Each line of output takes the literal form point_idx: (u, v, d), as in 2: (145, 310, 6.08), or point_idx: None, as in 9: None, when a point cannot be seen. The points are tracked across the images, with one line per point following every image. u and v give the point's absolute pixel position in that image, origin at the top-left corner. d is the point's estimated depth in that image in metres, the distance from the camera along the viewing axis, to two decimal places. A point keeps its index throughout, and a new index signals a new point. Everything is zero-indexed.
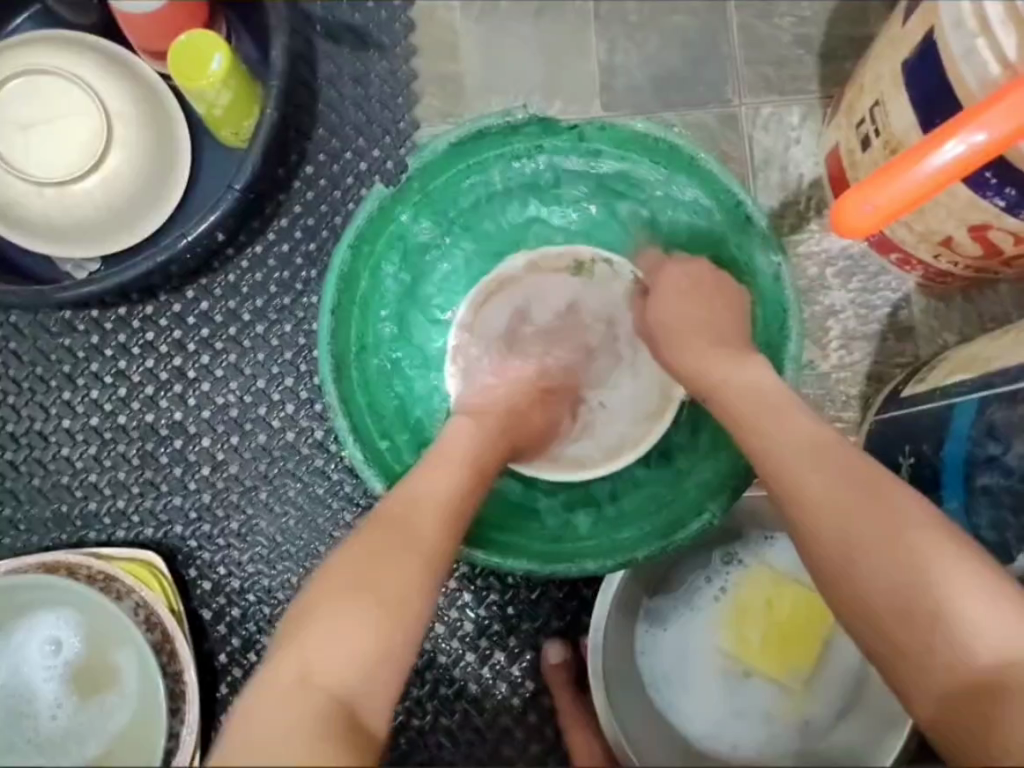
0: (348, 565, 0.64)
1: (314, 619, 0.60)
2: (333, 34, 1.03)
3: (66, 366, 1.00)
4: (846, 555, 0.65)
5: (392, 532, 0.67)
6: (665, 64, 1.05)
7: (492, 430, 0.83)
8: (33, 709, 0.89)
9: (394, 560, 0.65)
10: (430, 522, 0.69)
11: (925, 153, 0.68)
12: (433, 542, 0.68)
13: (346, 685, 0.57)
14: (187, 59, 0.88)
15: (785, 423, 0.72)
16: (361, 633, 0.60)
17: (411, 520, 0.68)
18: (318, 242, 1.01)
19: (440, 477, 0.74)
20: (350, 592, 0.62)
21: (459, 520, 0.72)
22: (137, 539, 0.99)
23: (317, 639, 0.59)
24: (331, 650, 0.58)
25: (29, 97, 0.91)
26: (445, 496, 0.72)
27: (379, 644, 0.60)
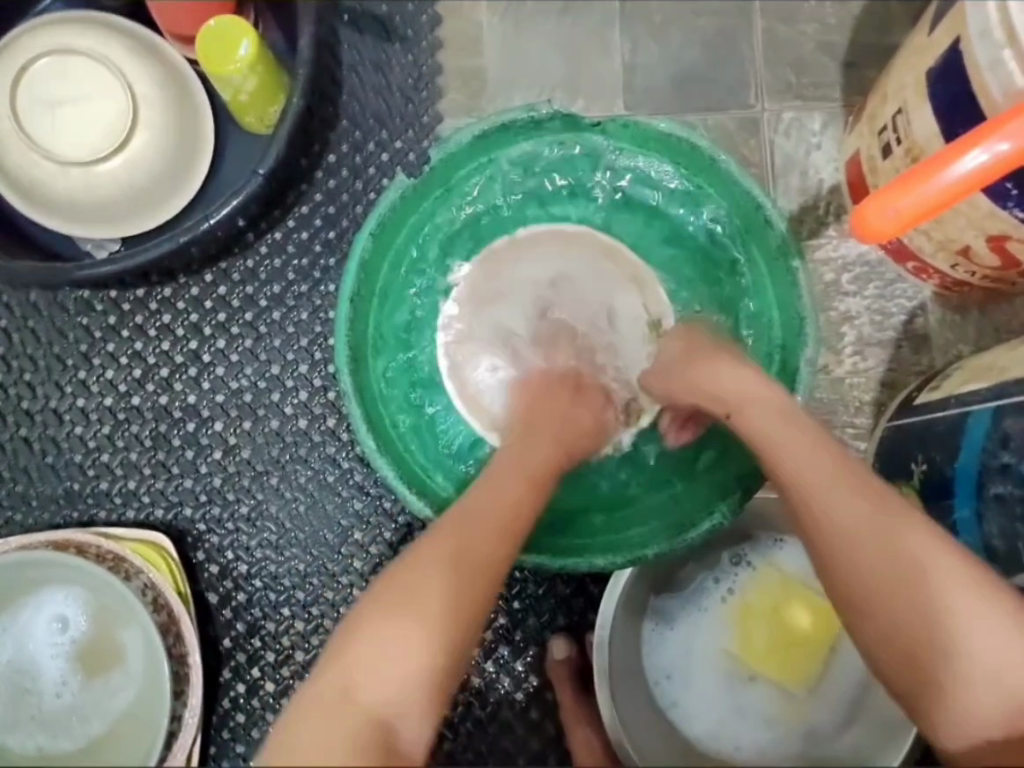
0: (401, 582, 0.63)
1: (364, 639, 0.60)
2: (359, 26, 1.03)
3: (82, 345, 1.00)
4: (891, 605, 0.65)
5: (450, 551, 0.65)
6: (688, 65, 1.06)
7: (544, 443, 0.80)
8: (36, 687, 0.90)
9: (449, 579, 0.63)
10: (491, 541, 0.67)
11: (949, 160, 0.68)
12: (493, 563, 0.66)
13: (388, 707, 0.58)
14: (215, 43, 0.88)
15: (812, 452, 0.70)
16: (398, 656, 0.60)
17: (471, 539, 0.66)
18: (337, 230, 1.02)
19: (498, 490, 0.72)
20: (401, 610, 0.61)
21: (518, 534, 0.70)
22: (146, 520, 0.99)
23: (362, 657, 0.59)
24: (375, 671, 0.59)
25: (55, 76, 0.91)
26: (505, 511, 0.70)
27: (420, 667, 0.60)
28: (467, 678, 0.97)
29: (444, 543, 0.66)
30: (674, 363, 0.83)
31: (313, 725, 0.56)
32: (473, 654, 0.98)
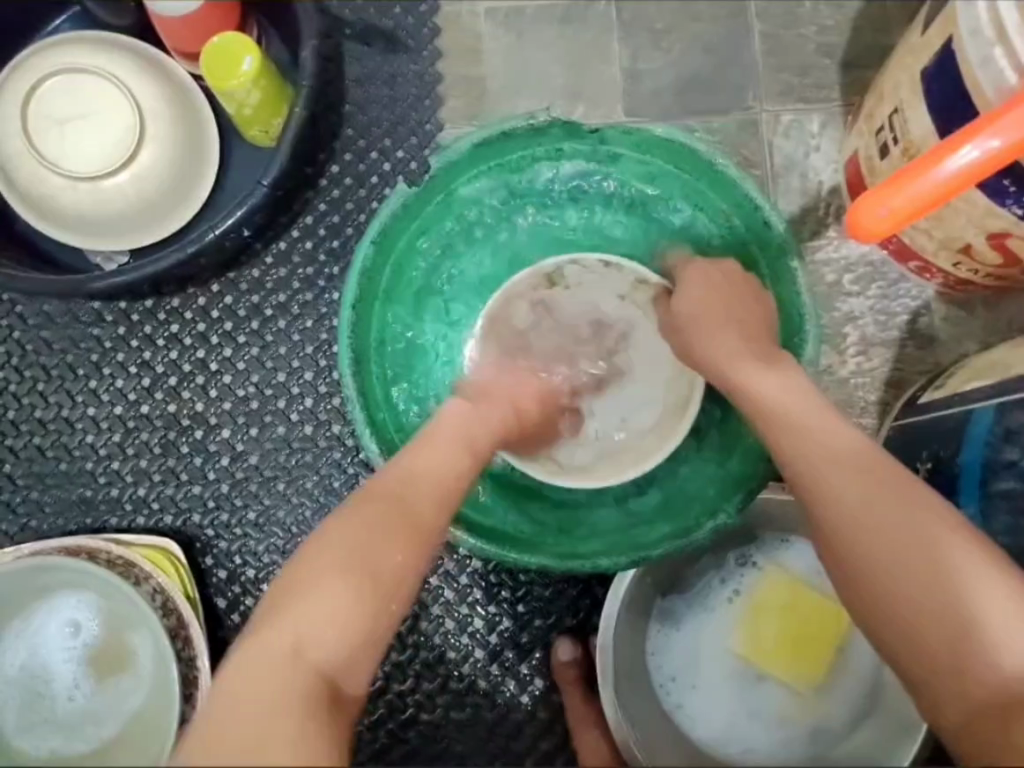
0: (338, 540, 0.64)
1: (296, 593, 0.60)
2: (360, 38, 1.05)
3: (94, 355, 1.02)
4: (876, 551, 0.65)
5: (383, 510, 0.67)
6: (686, 70, 1.07)
7: (491, 411, 0.82)
8: (49, 690, 0.91)
9: (383, 537, 0.65)
10: (423, 499, 0.69)
11: (941, 157, 0.69)
12: (428, 519, 0.68)
13: (326, 654, 0.58)
14: (219, 60, 0.90)
15: (831, 432, 0.70)
16: (338, 608, 0.60)
17: (402, 495, 0.68)
18: (342, 239, 1.03)
19: (431, 452, 0.74)
20: (335, 564, 0.62)
21: (455, 496, 0.72)
22: (156, 527, 1.01)
23: (300, 615, 0.59)
24: (315, 628, 0.59)
25: (64, 93, 0.93)
26: (440, 473, 0.72)
27: (363, 620, 0.61)
28: (473, 681, 0.98)
29: (379, 504, 0.67)
30: (694, 329, 0.85)
31: (248, 675, 0.55)
32: (479, 658, 0.98)
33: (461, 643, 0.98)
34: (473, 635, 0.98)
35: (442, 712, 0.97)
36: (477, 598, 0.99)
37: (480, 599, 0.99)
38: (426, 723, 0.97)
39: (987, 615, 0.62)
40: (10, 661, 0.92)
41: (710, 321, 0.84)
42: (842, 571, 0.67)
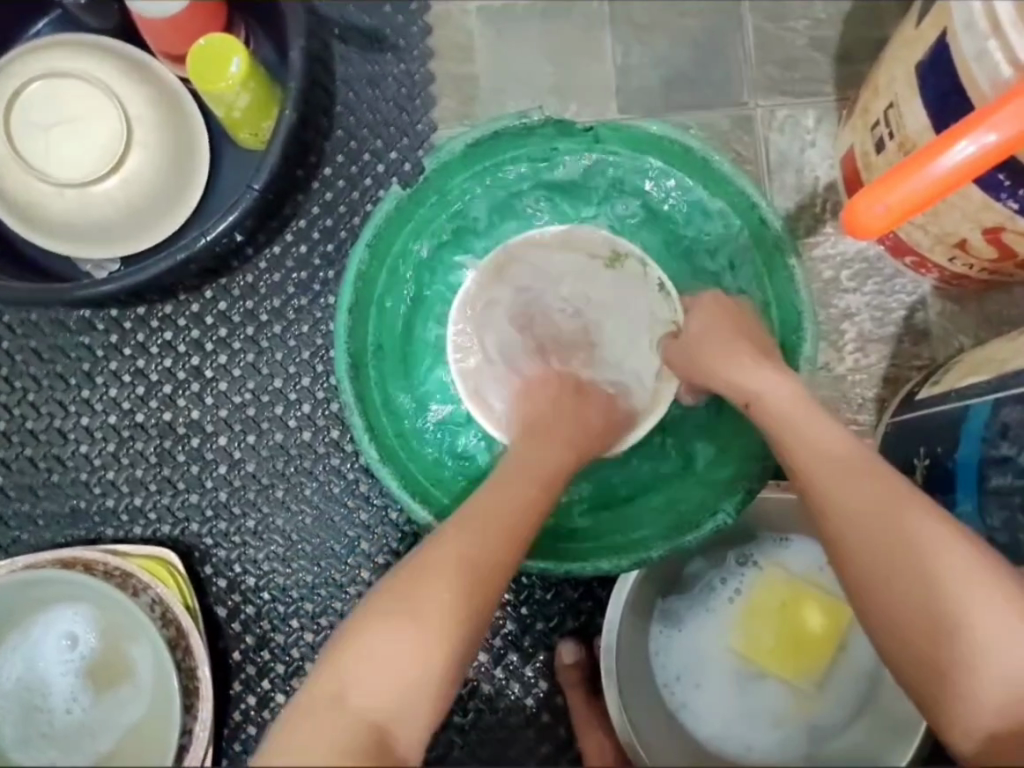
0: (397, 589, 0.64)
1: (361, 641, 0.61)
2: (349, 38, 1.04)
3: (85, 364, 1.01)
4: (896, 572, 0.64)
5: (446, 557, 0.66)
6: (680, 66, 1.06)
7: (558, 446, 0.81)
8: (47, 703, 0.90)
9: (443, 581, 0.64)
10: (489, 542, 0.68)
11: (937, 153, 0.68)
12: (492, 566, 0.67)
13: (387, 706, 0.58)
14: (205, 61, 0.89)
15: (818, 432, 0.71)
16: (397, 654, 0.60)
17: (466, 537, 0.67)
18: (335, 243, 1.02)
19: (495, 497, 0.73)
20: (397, 609, 0.62)
21: (523, 540, 0.71)
22: (154, 536, 0.99)
23: (358, 660, 0.60)
24: (373, 674, 0.59)
25: (49, 97, 0.92)
26: (509, 516, 0.71)
27: (424, 672, 0.60)
28: (476, 685, 0.98)
29: (440, 546, 0.67)
30: (692, 344, 0.86)
31: (308, 727, 0.56)
32: (482, 661, 0.98)
33: None
34: None
35: (445, 717, 0.97)
36: None
37: None
38: (430, 727, 0.97)
39: (992, 639, 0.62)
40: (8, 675, 0.91)
41: (720, 343, 0.83)
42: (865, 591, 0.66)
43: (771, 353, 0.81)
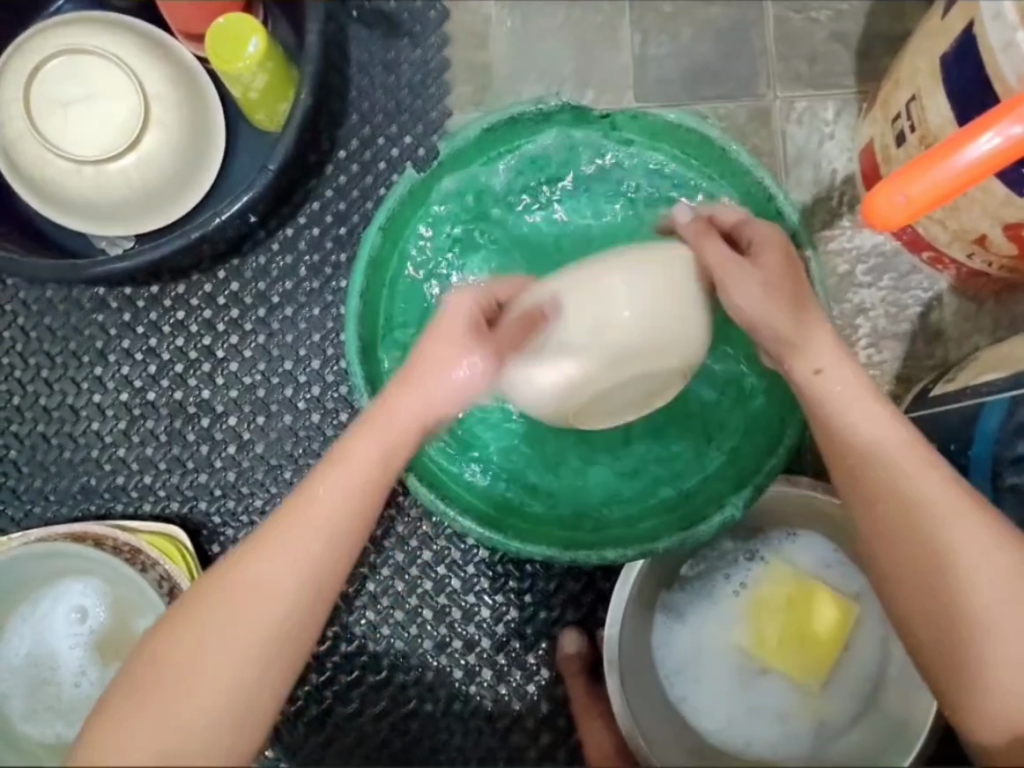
0: (167, 644, 0.61)
1: (135, 690, 0.60)
2: (367, 20, 1.03)
3: (98, 342, 1.02)
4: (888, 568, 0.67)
5: (234, 591, 0.62)
6: (699, 55, 1.05)
7: (393, 422, 0.67)
8: (56, 676, 0.92)
9: (235, 619, 0.61)
10: (280, 572, 0.62)
11: (958, 147, 0.67)
12: (282, 594, 0.62)
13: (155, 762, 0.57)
14: (223, 41, 0.89)
15: (875, 431, 0.68)
16: (166, 704, 0.58)
17: (264, 563, 0.63)
18: (348, 227, 1.02)
19: (308, 498, 0.65)
20: (177, 652, 0.60)
21: (327, 557, 0.64)
22: (162, 514, 1.00)
23: (133, 712, 0.59)
24: (139, 727, 0.58)
25: (67, 75, 0.92)
26: (314, 524, 0.64)
27: (187, 743, 0.58)
28: (478, 671, 0.98)
29: (240, 573, 0.63)
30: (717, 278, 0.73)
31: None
32: (484, 648, 0.98)
33: (467, 633, 0.99)
34: (478, 626, 0.99)
35: (446, 702, 0.98)
36: (483, 588, 0.99)
37: (485, 590, 0.99)
38: (431, 711, 0.97)
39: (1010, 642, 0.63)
40: (17, 647, 0.92)
41: (794, 316, 0.71)
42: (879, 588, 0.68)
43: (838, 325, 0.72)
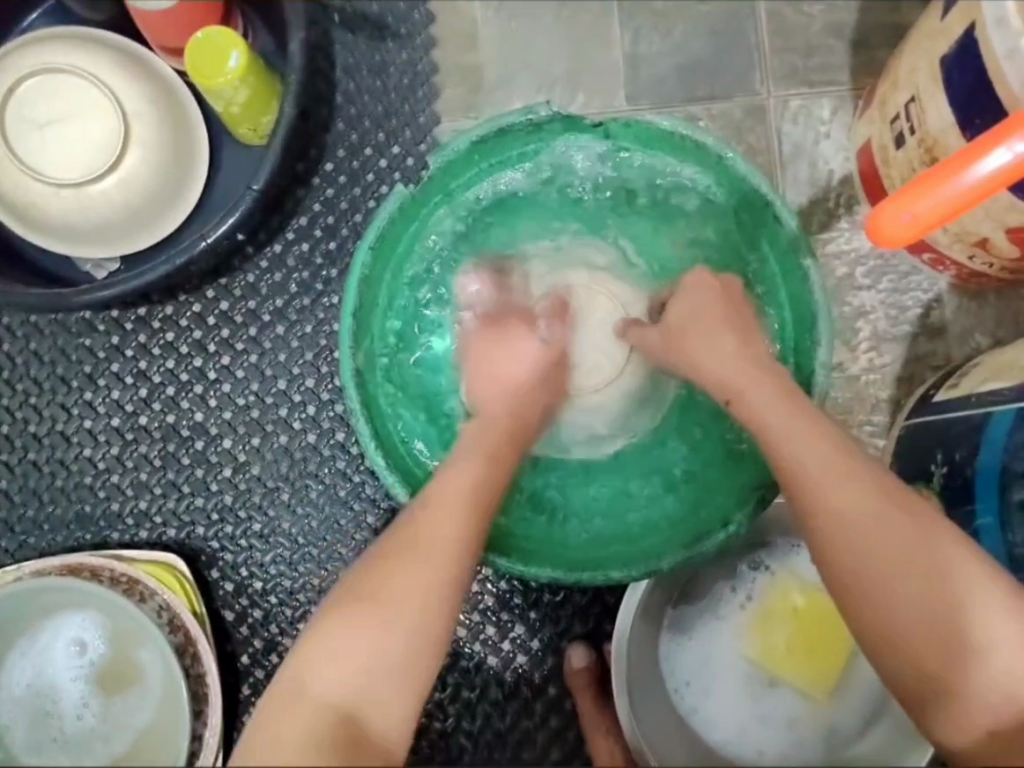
0: (359, 577, 0.66)
1: (317, 641, 0.63)
2: (350, 26, 1.00)
3: (87, 366, 0.99)
4: (868, 566, 0.65)
5: (412, 538, 0.67)
6: (691, 54, 1.03)
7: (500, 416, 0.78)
8: (59, 709, 0.90)
9: (409, 570, 0.65)
10: (456, 518, 0.68)
11: (967, 163, 0.66)
12: (456, 541, 0.67)
13: (351, 697, 0.61)
14: (203, 57, 0.86)
15: (797, 423, 0.69)
16: (355, 648, 0.62)
17: (429, 521, 0.68)
18: (338, 240, 1.00)
19: (455, 471, 0.72)
20: (358, 607, 0.64)
21: (481, 512, 0.70)
22: (159, 540, 0.99)
23: (319, 657, 0.62)
24: (331, 667, 0.61)
25: (41, 94, 0.89)
26: (462, 491, 0.70)
27: (388, 660, 0.62)
28: (486, 688, 0.97)
29: (406, 531, 0.67)
30: (687, 312, 0.80)
31: (284, 713, 0.60)
32: (491, 666, 0.98)
33: (473, 651, 0.98)
34: (483, 643, 0.98)
35: (454, 720, 0.97)
36: (487, 605, 0.98)
37: (489, 606, 0.98)
38: (440, 729, 0.97)
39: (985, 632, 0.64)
40: (17, 681, 0.91)
41: (696, 326, 0.78)
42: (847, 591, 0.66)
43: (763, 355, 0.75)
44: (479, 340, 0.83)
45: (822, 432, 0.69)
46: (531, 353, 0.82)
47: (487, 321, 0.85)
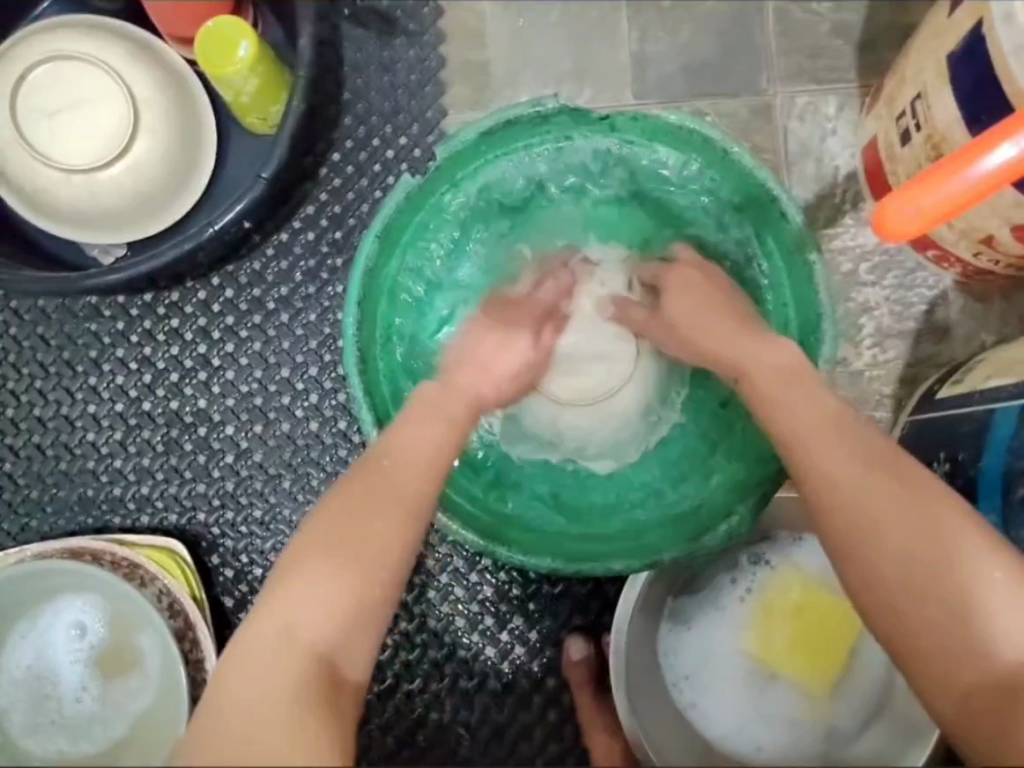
0: (327, 522, 0.64)
1: (287, 589, 0.61)
2: (360, 19, 1.01)
3: (92, 352, 1.00)
4: (847, 530, 0.65)
5: (377, 488, 0.66)
6: (697, 50, 1.03)
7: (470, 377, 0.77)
8: (58, 692, 0.91)
9: (379, 519, 0.64)
10: (418, 471, 0.68)
11: (973, 158, 0.66)
12: (420, 492, 0.67)
13: (325, 645, 0.59)
14: (213, 45, 0.87)
15: (804, 395, 0.70)
16: (327, 597, 0.61)
17: (396, 474, 0.68)
18: (344, 230, 1.00)
19: (423, 426, 0.71)
20: (328, 555, 0.62)
21: (444, 468, 0.70)
22: (160, 526, 0.99)
23: (290, 606, 0.60)
24: (304, 616, 0.60)
25: (54, 82, 0.90)
26: (430, 448, 0.70)
27: (360, 608, 0.61)
28: (484, 679, 0.97)
29: (372, 482, 0.67)
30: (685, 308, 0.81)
31: (255, 656, 0.58)
32: (490, 657, 0.98)
33: (471, 641, 0.98)
34: (483, 635, 0.98)
35: (452, 711, 0.97)
36: (487, 596, 0.98)
37: (489, 597, 0.98)
38: (437, 720, 0.97)
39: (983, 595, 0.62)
40: (17, 663, 0.91)
41: (699, 310, 0.80)
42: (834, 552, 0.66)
43: (766, 333, 0.76)
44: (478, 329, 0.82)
45: (815, 400, 0.69)
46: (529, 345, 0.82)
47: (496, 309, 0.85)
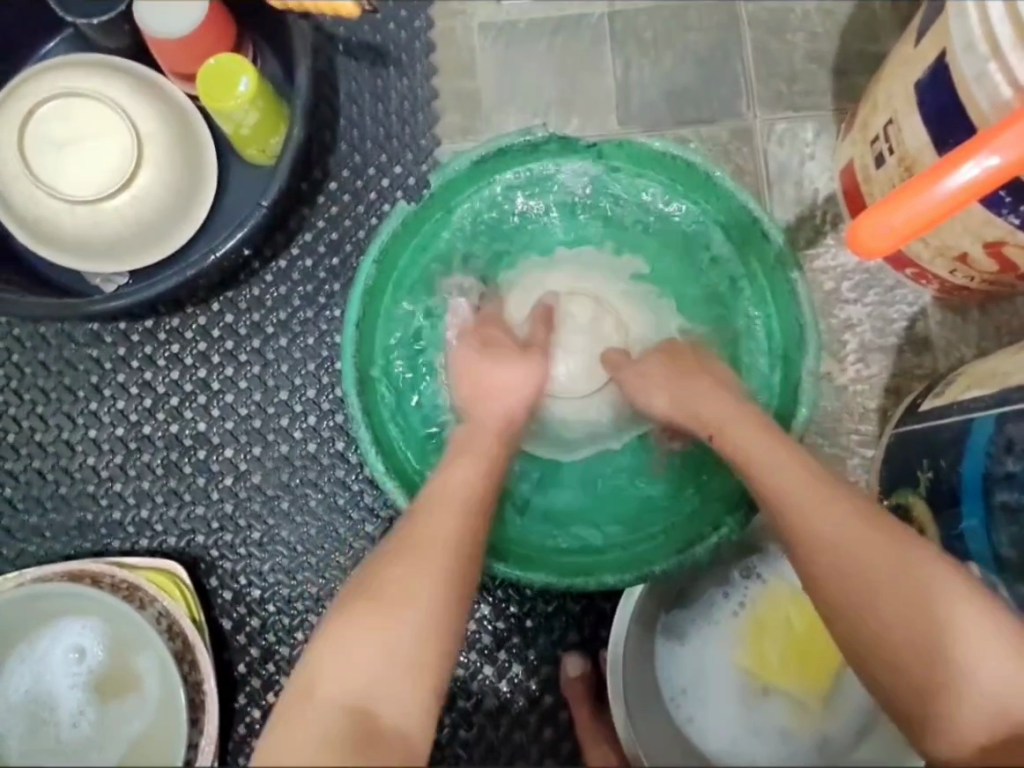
0: (363, 580, 0.66)
1: (326, 645, 0.62)
2: (354, 54, 1.05)
3: (93, 377, 1.02)
4: (869, 576, 0.66)
5: (413, 539, 0.68)
6: (680, 81, 1.08)
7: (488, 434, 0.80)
8: (56, 717, 0.90)
9: (412, 570, 0.65)
10: (447, 519, 0.70)
11: (937, 177, 0.70)
12: (454, 537, 0.68)
13: (361, 695, 0.59)
14: (214, 82, 0.91)
15: (782, 452, 0.72)
16: (365, 647, 0.61)
17: (427, 522, 0.69)
18: (341, 256, 1.03)
19: (452, 476, 0.75)
20: (363, 609, 0.63)
21: (475, 511, 0.72)
22: (159, 549, 1.00)
23: (327, 659, 0.61)
24: (340, 670, 0.60)
25: (61, 118, 0.94)
26: (462, 492, 0.73)
27: (397, 656, 0.61)
28: (481, 697, 0.98)
29: (407, 535, 0.69)
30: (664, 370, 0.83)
31: (296, 713, 0.58)
32: (487, 675, 0.98)
33: (469, 660, 0.98)
34: (480, 653, 0.98)
35: (450, 730, 0.97)
36: (484, 614, 0.99)
37: (486, 615, 0.99)
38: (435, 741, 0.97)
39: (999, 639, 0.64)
40: (15, 688, 0.91)
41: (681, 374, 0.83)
42: (846, 598, 0.67)
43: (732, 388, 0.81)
44: (473, 359, 0.85)
45: (794, 460, 0.72)
46: (527, 369, 0.84)
47: (483, 332, 0.89)
